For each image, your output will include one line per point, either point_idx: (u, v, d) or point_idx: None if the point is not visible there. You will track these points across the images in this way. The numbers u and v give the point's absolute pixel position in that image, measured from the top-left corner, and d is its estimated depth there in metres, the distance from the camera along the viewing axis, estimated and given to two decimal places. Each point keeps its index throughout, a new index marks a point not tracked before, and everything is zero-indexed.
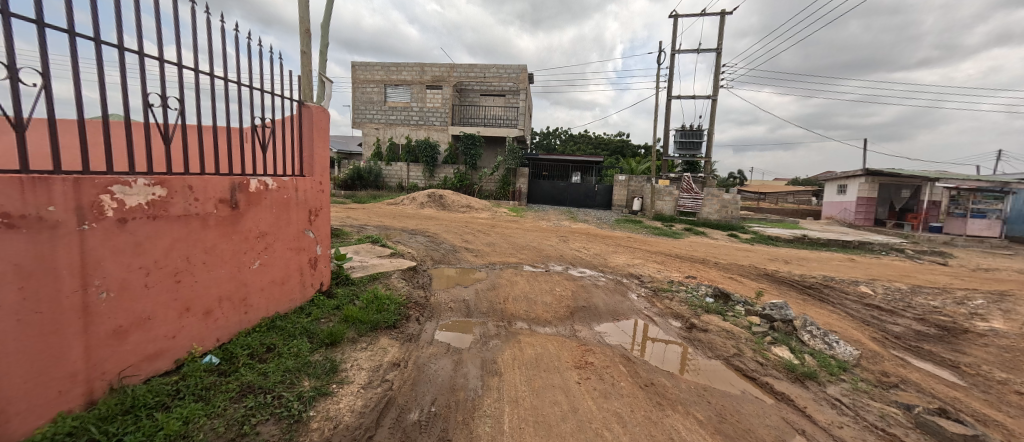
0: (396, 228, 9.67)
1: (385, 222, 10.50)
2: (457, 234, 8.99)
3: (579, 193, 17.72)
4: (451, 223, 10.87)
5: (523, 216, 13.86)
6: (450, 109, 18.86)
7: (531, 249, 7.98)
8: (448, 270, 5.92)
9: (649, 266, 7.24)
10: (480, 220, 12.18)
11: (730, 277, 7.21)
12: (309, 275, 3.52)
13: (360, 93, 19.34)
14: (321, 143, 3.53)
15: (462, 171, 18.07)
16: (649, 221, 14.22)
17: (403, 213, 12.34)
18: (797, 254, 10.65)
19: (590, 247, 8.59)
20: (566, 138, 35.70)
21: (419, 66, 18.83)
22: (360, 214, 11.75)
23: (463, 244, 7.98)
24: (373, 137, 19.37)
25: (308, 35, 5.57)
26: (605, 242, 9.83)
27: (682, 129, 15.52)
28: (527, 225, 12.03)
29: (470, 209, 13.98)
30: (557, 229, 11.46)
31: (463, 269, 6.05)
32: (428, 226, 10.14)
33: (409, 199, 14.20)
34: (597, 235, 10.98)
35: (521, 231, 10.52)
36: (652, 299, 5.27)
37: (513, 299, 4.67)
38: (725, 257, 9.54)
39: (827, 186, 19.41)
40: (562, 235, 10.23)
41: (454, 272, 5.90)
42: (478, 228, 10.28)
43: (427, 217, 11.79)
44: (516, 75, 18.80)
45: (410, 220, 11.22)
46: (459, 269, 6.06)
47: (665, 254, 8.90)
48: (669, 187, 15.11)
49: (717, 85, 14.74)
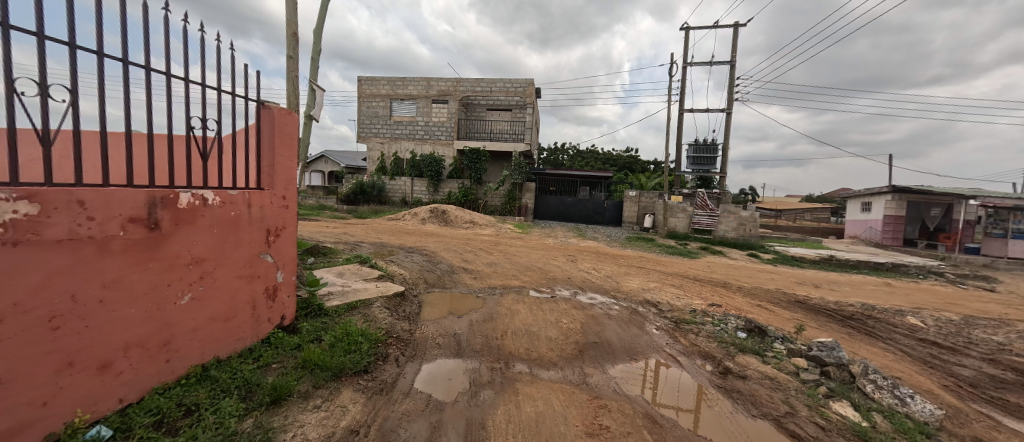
0: (393, 246, 9.12)
1: (382, 239, 9.99)
2: (456, 253, 8.38)
3: (587, 209, 17.14)
4: (452, 240, 10.29)
5: (528, 233, 13.23)
6: (456, 123, 18.65)
7: (535, 270, 7.31)
8: (441, 296, 5.26)
9: (667, 291, 6.50)
10: (483, 237, 11.57)
11: (758, 305, 6.41)
12: (265, 308, 2.94)
13: (366, 107, 19.29)
14: (286, 151, 3.03)
15: (467, 186, 17.66)
16: (661, 238, 13.48)
17: (403, 228, 11.84)
18: (825, 277, 9.77)
19: (600, 269, 7.87)
20: (575, 153, 35.34)
21: (425, 80, 18.76)
22: (359, 230, 11.28)
23: (462, 264, 7.36)
24: (378, 151, 19.20)
25: (296, 39, 5.24)
26: (617, 262, 9.11)
27: (695, 144, 14.94)
28: (533, 242, 11.38)
29: (474, 225, 13.45)
30: (564, 248, 10.76)
31: (459, 295, 5.40)
32: (427, 243, 9.56)
33: (411, 214, 13.74)
34: (607, 254, 10.26)
35: (526, 250, 9.86)
36: (674, 333, 4.53)
37: (512, 334, 3.99)
38: (749, 280, 8.73)
39: (850, 203, 18.41)
40: (569, 255, 9.53)
41: (448, 298, 5.24)
42: (480, 246, 9.66)
43: (428, 233, 11.26)
44: (523, 89, 18.56)
45: (409, 236, 10.68)
46: (454, 295, 5.41)
47: (683, 277, 8.12)
48: (682, 203, 14.39)
49: (730, 98, 14.20)
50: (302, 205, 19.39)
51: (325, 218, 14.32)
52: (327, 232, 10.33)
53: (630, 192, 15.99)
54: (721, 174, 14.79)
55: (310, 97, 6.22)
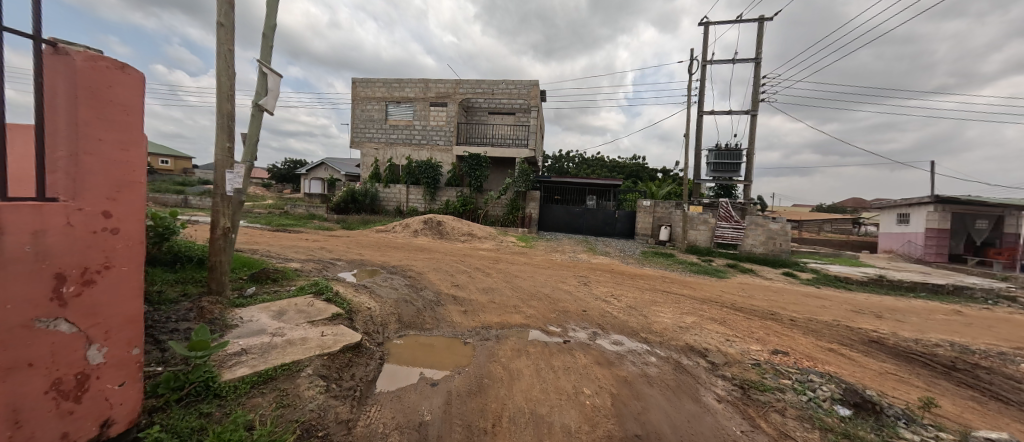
0: (374, 265, 7.77)
1: (363, 256, 8.64)
2: (445, 275, 6.99)
3: (596, 220, 15.89)
4: (444, 257, 8.92)
5: (532, 247, 11.84)
6: (455, 128, 17.48)
7: (541, 299, 5.90)
8: (417, 345, 3.84)
9: (710, 330, 5.05)
10: (481, 253, 10.19)
11: (831, 350, 4.92)
12: (47, 418, 1.59)
13: (361, 111, 18.22)
14: (103, 131, 1.71)
15: (466, 194, 16.36)
16: (681, 254, 12.05)
17: (392, 242, 10.54)
18: (881, 303, 8.25)
19: (621, 297, 6.42)
20: (581, 161, 34.15)
21: (423, 82, 17.67)
22: (341, 243, 9.99)
23: (451, 291, 5.97)
24: (373, 157, 18.09)
25: (231, 4, 4.05)
26: (638, 286, 7.67)
27: (717, 149, 13.55)
28: (538, 259, 9.97)
29: (472, 238, 12.14)
30: (574, 266, 9.34)
31: (442, 342, 3.99)
32: (414, 261, 8.18)
33: (402, 225, 12.41)
34: (624, 275, 8.82)
35: (530, 269, 8.45)
36: (747, 410, 3.07)
37: (511, 424, 2.57)
38: (798, 309, 7.26)
39: (884, 214, 16.80)
40: (580, 276, 8.10)
41: (425, 347, 3.82)
42: (476, 264, 8.28)
43: (418, 248, 9.91)
44: (527, 91, 17.31)
45: (395, 252, 9.33)
46: (435, 342, 4.00)
47: (722, 307, 6.66)
48: (703, 214, 12.98)
49: (754, 99, 12.92)
50: (292, 213, 18.25)
51: (309, 229, 13.08)
52: (302, 247, 9.04)
53: (643, 202, 14.64)
54: (746, 182, 13.36)
55: (262, 82, 5.00)
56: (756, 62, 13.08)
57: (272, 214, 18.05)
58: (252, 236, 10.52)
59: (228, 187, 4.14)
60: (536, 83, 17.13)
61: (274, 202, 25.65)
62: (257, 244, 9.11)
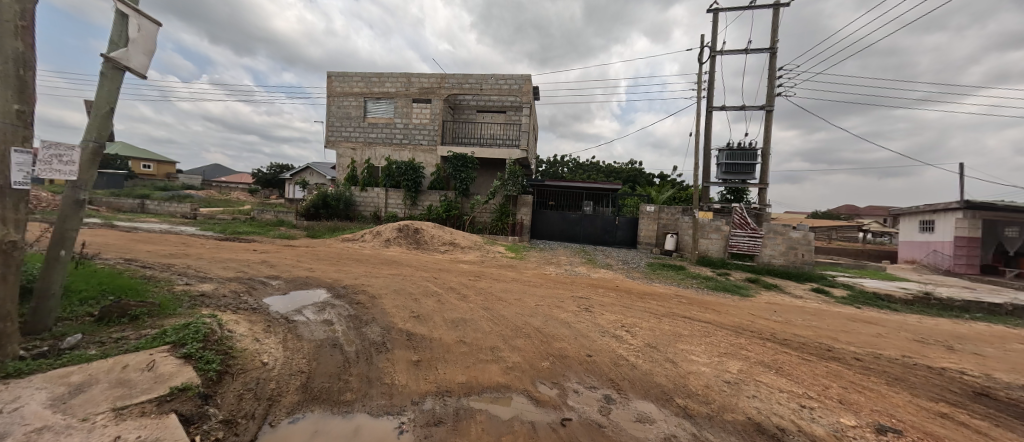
0: (318, 286, 6.11)
1: (310, 272, 6.97)
2: (406, 299, 5.37)
3: (595, 228, 14.45)
4: (413, 273, 7.30)
5: (523, 259, 10.29)
6: (440, 126, 15.99)
7: (530, 336, 4.32)
8: (341, 421, 2.44)
9: (771, 388, 3.49)
10: (462, 267, 8.59)
11: (943, 416, 3.40)
12: None
13: (336, 107, 16.65)
14: None
15: (450, 198, 14.79)
16: (692, 266, 10.61)
17: (356, 254, 8.88)
18: (941, 329, 6.82)
19: (637, 331, 4.86)
20: (576, 166, 32.82)
21: (406, 77, 16.19)
22: (292, 256, 8.32)
23: (406, 325, 4.36)
24: (349, 158, 16.50)
25: None
26: (653, 312, 6.11)
27: (729, 148, 12.19)
28: (529, 275, 8.38)
29: (453, 248, 10.56)
30: (572, 284, 7.76)
31: (376, 416, 2.54)
32: (373, 280, 6.53)
33: (373, 233, 10.75)
34: (633, 296, 7.26)
35: (519, 289, 6.85)
36: None
37: None
38: (854, 341, 5.75)
39: (904, 221, 15.59)
40: (581, 297, 6.55)
41: (355, 424, 2.42)
42: (451, 283, 6.70)
43: (385, 262, 8.25)
44: (519, 87, 15.90)
45: (354, 266, 7.67)
46: (368, 416, 2.55)
47: (767, 343, 5.13)
48: (715, 221, 11.57)
49: (770, 93, 11.66)
50: (258, 220, 16.50)
51: (267, 236, 11.38)
52: (237, 260, 7.34)
53: (647, 207, 13.23)
54: (761, 185, 12.02)
55: (121, 28, 3.46)
56: (771, 53, 11.81)
57: (235, 220, 16.26)
58: (187, 246, 8.80)
59: (15, 175, 2.55)
60: (529, 78, 15.77)
61: (247, 207, 23.86)
62: (182, 257, 7.39)
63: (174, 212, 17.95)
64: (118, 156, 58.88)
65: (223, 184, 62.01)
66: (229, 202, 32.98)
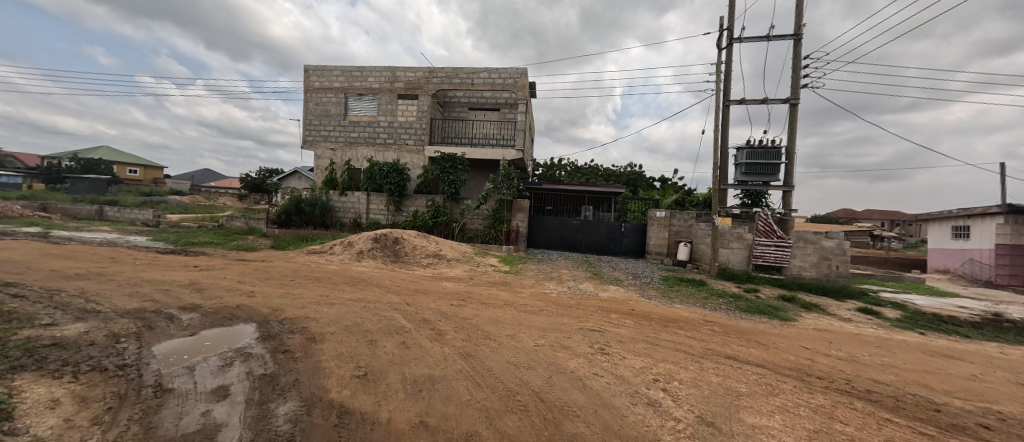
0: (245, 321, 4.57)
1: (246, 297, 5.45)
2: (357, 344, 3.87)
3: (598, 235, 13.08)
4: (381, 297, 5.81)
5: (518, 274, 8.88)
6: (427, 124, 14.60)
7: (530, 413, 2.82)
8: None
9: None
10: (444, 286, 7.11)
11: None
12: None
13: (315, 104, 15.21)
14: None
15: (438, 203, 13.39)
16: (713, 280, 9.23)
17: (318, 270, 7.40)
18: None
19: (680, 392, 3.40)
20: (575, 169, 31.62)
21: (390, 71, 14.83)
22: (237, 274, 6.81)
23: (339, 397, 2.84)
24: (328, 160, 15.03)
25: None
26: (689, 352, 4.66)
27: (750, 146, 10.85)
28: (525, 296, 6.93)
29: (437, 261, 9.10)
30: (578, 309, 6.31)
31: None
32: (323, 309, 5.03)
33: (344, 244, 9.26)
34: (655, 324, 5.82)
35: (513, 319, 5.38)
36: None
37: None
38: (955, 392, 4.35)
39: (933, 227, 14.39)
40: (592, 330, 5.10)
41: None
42: (425, 312, 5.22)
43: (350, 281, 6.75)
44: (514, 81, 14.57)
45: (308, 288, 6.17)
46: None
47: (858, 403, 3.68)
48: (736, 228, 10.21)
49: (794, 85, 10.44)
50: (227, 227, 14.95)
51: (222, 248, 9.85)
52: (157, 281, 5.82)
53: (656, 212, 11.94)
54: (787, 188, 10.71)
55: None
56: (796, 40, 10.56)
57: (199, 228, 14.66)
58: (112, 263, 7.26)
59: None
60: (525, 72, 14.47)
61: (224, 214, 22.28)
62: (88, 279, 5.84)
63: (136, 220, 16.34)
64: (101, 161, 56.98)
65: (212, 189, 60.29)
66: (210, 208, 31.30)
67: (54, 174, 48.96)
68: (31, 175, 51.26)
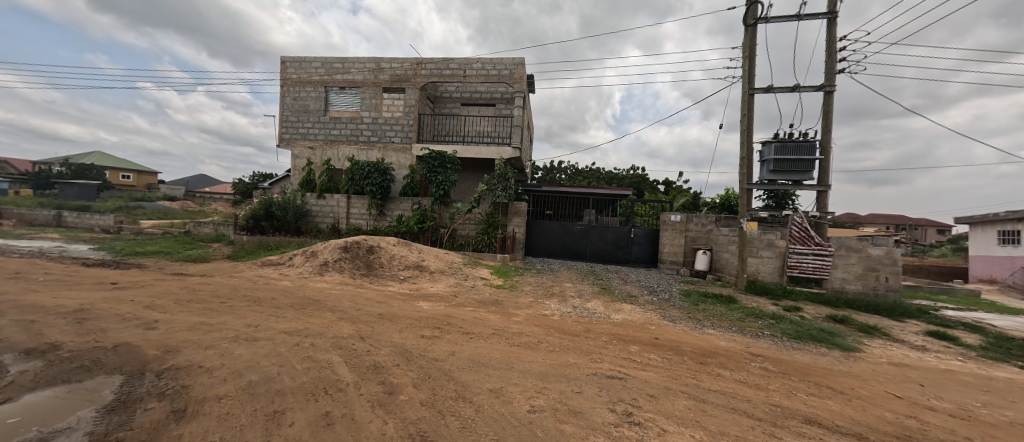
0: (108, 373, 3.12)
1: (139, 331, 4.02)
2: (246, 422, 2.41)
3: (604, 242, 11.70)
4: (327, 327, 4.39)
5: (513, 289, 7.49)
6: (415, 120, 13.29)
7: None
8: None
9: None
10: (419, 308, 5.70)
11: None
12: None
13: (293, 99, 13.91)
14: None
15: (425, 206, 12.03)
16: (743, 296, 7.82)
17: (264, 287, 5.99)
18: None
19: None
20: (576, 172, 30.37)
21: (375, 62, 13.56)
22: (155, 294, 5.39)
23: None
24: (306, 159, 13.70)
25: None
26: (755, 414, 3.20)
27: (780, 140, 9.49)
28: (520, 321, 5.52)
29: (418, 274, 7.71)
30: (588, 340, 4.89)
31: None
32: (235, 351, 3.58)
33: (307, 254, 7.87)
34: (691, 362, 4.40)
35: (502, 360, 3.95)
36: None
37: None
38: None
39: (974, 232, 13.03)
40: (612, 378, 3.65)
41: None
42: (381, 352, 3.78)
43: (298, 303, 5.33)
44: (510, 73, 13.27)
45: (237, 314, 4.75)
46: None
47: None
48: (767, 233, 8.79)
49: (828, 70, 9.15)
50: (193, 235, 13.56)
51: (167, 259, 8.45)
52: (32, 308, 4.41)
53: (670, 216, 10.59)
54: (821, 187, 9.36)
55: None
56: (830, 20, 9.28)
57: (162, 235, 13.28)
58: (6, 280, 5.86)
59: None
60: (523, 63, 13.19)
61: (201, 220, 20.84)
62: None
63: (95, 226, 14.92)
64: (93, 165, 55.84)
65: (205, 195, 59.12)
66: (193, 214, 29.86)
67: (42, 179, 47.66)
68: (17, 180, 50.03)
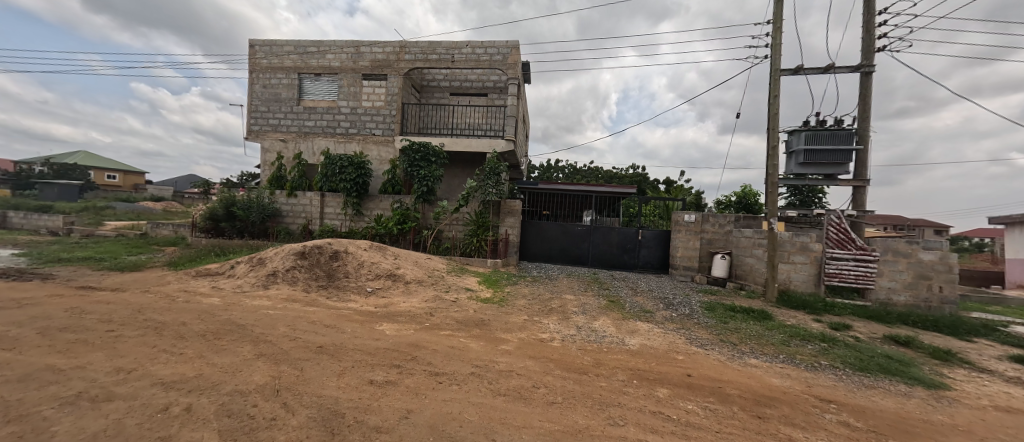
0: None
1: None
2: None
3: (608, 245, 10.44)
4: (231, 373, 3.06)
5: (502, 304, 6.19)
6: (398, 110, 11.98)
7: None
8: None
9: None
10: (378, 334, 4.38)
11: None
12: None
13: (263, 87, 12.56)
14: None
15: (407, 205, 10.74)
16: (777, 310, 6.60)
17: (180, 306, 4.67)
18: None
19: None
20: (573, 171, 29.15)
21: (354, 46, 12.25)
22: (23, 318, 4.06)
23: None
24: (277, 153, 12.36)
25: None
26: None
27: (811, 128, 8.28)
28: (510, 351, 4.23)
29: (388, 286, 6.38)
30: (601, 381, 3.61)
31: None
32: (51, 426, 2.24)
33: (254, 263, 6.55)
34: (749, 418, 3.13)
35: (479, 428, 2.63)
36: None
37: None
38: None
39: (1012, 234, 11.89)
40: None
41: None
42: (292, 423, 2.44)
43: (215, 331, 4.01)
44: (503, 58, 11.97)
45: (115, 351, 3.42)
46: None
47: None
48: (800, 236, 7.57)
49: (867, 47, 7.97)
50: (149, 237, 12.18)
51: (92, 267, 7.11)
52: None
53: (683, 216, 9.37)
54: (859, 182, 8.17)
55: None
56: None
57: (114, 239, 11.91)
58: None
59: None
60: (517, 47, 11.92)
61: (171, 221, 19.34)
62: None
63: (43, 228, 13.50)
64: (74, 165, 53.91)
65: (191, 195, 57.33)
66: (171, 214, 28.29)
67: (20, 178, 45.78)
68: None
